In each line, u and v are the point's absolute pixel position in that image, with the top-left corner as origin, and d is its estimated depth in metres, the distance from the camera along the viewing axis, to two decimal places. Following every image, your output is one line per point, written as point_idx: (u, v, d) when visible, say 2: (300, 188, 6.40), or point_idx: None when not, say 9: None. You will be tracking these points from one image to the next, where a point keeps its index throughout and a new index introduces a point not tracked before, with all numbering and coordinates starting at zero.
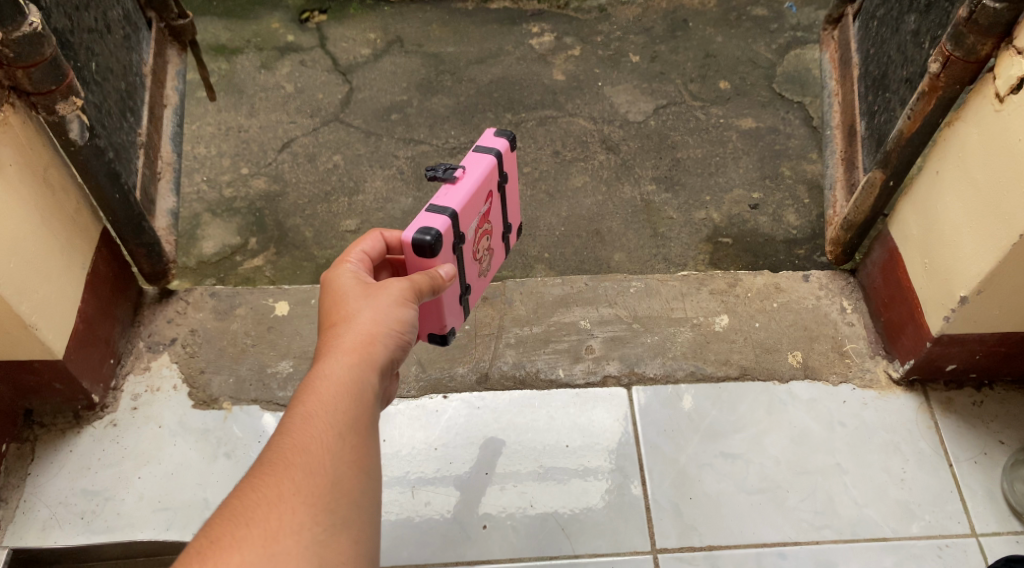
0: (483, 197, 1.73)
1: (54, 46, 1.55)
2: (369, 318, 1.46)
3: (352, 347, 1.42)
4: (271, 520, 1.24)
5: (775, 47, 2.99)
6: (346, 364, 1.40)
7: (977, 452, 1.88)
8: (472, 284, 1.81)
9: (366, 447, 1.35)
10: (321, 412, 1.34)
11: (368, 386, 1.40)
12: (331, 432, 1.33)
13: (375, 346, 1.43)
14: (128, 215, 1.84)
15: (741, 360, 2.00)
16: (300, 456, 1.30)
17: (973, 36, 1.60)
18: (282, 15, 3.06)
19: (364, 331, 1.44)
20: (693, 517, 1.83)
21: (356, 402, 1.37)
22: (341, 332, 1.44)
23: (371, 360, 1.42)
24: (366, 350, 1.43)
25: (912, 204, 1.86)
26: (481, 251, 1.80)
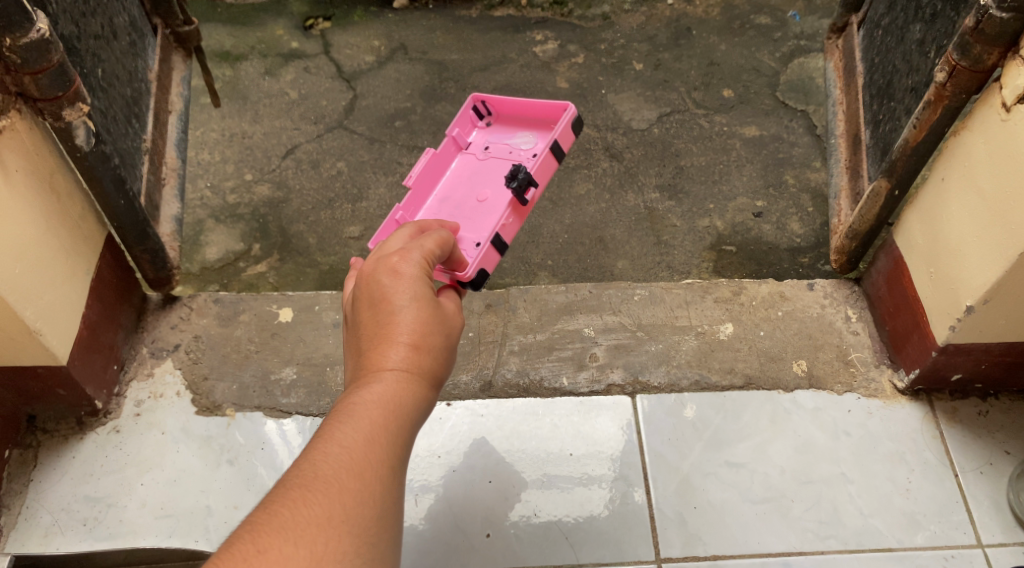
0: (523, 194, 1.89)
1: (61, 52, 1.55)
2: (432, 342, 1.45)
3: (414, 373, 1.41)
4: (317, 542, 1.21)
5: (779, 56, 3.00)
6: (405, 390, 1.39)
7: (982, 463, 1.88)
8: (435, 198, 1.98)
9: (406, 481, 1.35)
10: (377, 438, 1.33)
11: (417, 415, 1.40)
12: (384, 461, 1.32)
13: (430, 377, 1.44)
14: (133, 221, 1.84)
15: (746, 368, 2.00)
16: (353, 481, 1.27)
17: (979, 45, 1.60)
18: (286, 21, 3.06)
19: (421, 350, 1.43)
20: (697, 527, 1.82)
21: (404, 431, 1.36)
22: (404, 350, 1.42)
23: (425, 390, 1.42)
24: (424, 380, 1.42)
25: (917, 213, 1.86)
26: None
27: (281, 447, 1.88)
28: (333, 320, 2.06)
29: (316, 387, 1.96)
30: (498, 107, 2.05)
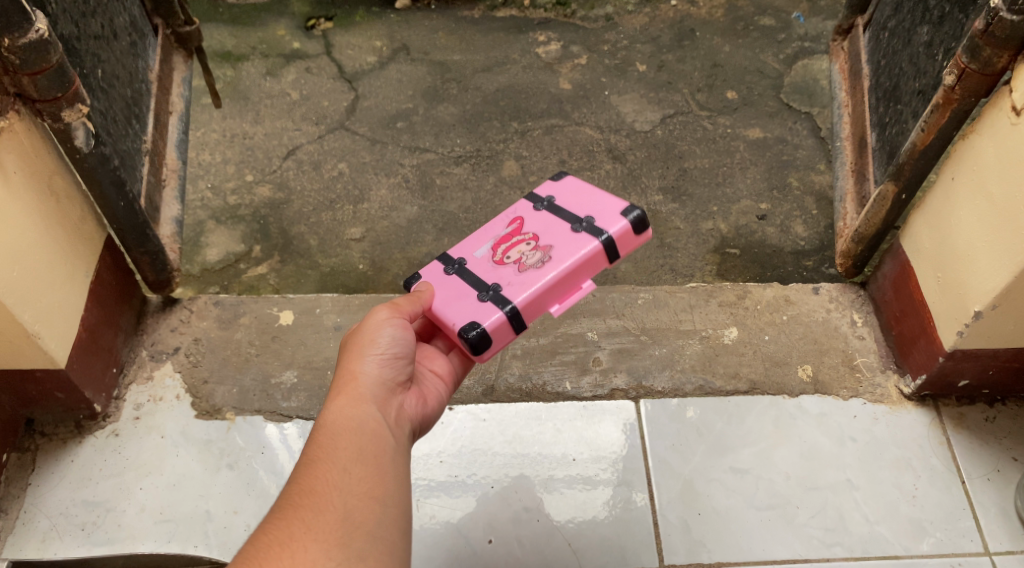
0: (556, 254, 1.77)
1: (60, 52, 1.53)
2: (367, 363, 1.53)
3: (344, 390, 1.49)
4: (287, 559, 1.23)
5: (783, 57, 2.98)
6: (346, 406, 1.46)
7: (990, 469, 1.86)
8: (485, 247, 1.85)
9: (375, 476, 1.37)
10: (323, 452, 1.38)
11: (368, 419, 1.45)
12: (336, 468, 1.36)
13: (364, 382, 1.51)
14: (133, 223, 1.82)
15: (750, 373, 1.98)
16: (309, 496, 1.31)
17: (989, 48, 1.58)
18: (287, 22, 3.04)
19: (351, 373, 1.52)
20: (701, 533, 1.81)
21: (352, 436, 1.41)
22: (340, 383, 1.52)
23: (362, 395, 1.49)
24: (357, 388, 1.49)
25: (924, 216, 1.84)
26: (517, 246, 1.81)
27: (282, 451, 1.87)
28: (334, 323, 2.04)
29: (317, 390, 1.94)
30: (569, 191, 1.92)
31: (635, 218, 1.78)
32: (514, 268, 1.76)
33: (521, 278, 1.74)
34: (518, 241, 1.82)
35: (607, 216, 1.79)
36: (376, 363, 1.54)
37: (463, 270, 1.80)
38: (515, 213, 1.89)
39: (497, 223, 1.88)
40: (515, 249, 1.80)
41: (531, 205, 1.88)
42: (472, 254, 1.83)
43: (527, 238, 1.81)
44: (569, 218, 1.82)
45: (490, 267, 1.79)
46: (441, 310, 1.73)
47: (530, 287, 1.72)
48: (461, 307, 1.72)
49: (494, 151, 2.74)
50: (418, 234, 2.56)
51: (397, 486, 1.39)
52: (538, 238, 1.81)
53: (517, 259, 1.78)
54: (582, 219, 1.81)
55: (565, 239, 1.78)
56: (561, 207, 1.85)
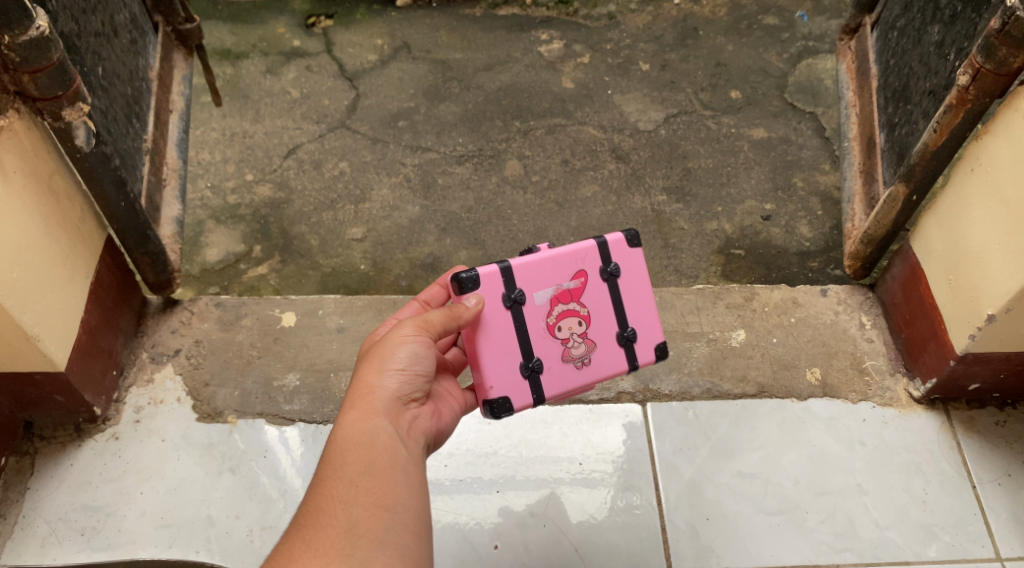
0: (587, 341, 1.72)
1: (61, 50, 1.50)
2: (385, 376, 1.51)
3: (356, 402, 1.49)
4: None
5: (787, 56, 2.96)
6: (358, 421, 1.46)
7: (1001, 474, 1.85)
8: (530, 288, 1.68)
9: (384, 485, 1.40)
10: (329, 473, 1.40)
11: (379, 435, 1.45)
12: (343, 483, 1.39)
13: (377, 396, 1.50)
14: (133, 223, 1.79)
15: (759, 376, 1.96)
16: (312, 514, 1.35)
17: (1005, 48, 1.57)
18: (287, 19, 3.01)
19: (364, 384, 1.51)
20: (710, 539, 1.79)
21: (362, 449, 1.43)
22: (354, 393, 1.51)
23: (375, 408, 1.48)
24: (369, 401, 1.49)
25: (936, 219, 1.82)
26: (562, 326, 1.70)
27: (284, 455, 1.84)
28: (337, 324, 2.01)
29: (320, 393, 1.92)
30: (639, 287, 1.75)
31: (657, 348, 1.77)
32: (560, 350, 1.70)
33: (560, 369, 1.70)
34: (575, 311, 1.71)
35: (646, 331, 1.76)
36: (393, 375, 1.52)
37: (520, 312, 1.67)
38: (582, 263, 1.72)
39: (566, 262, 1.70)
40: (567, 320, 1.70)
41: (600, 265, 1.73)
42: (533, 293, 1.68)
43: (581, 314, 1.71)
44: (620, 316, 1.74)
45: (542, 330, 1.68)
46: (483, 362, 1.65)
47: (563, 387, 1.70)
48: (505, 373, 1.66)
49: (497, 151, 2.71)
50: (420, 235, 2.53)
51: (408, 495, 1.41)
52: (592, 321, 1.72)
53: (566, 340, 1.70)
54: (631, 329, 1.75)
55: (610, 347, 1.73)
56: (624, 291, 1.74)
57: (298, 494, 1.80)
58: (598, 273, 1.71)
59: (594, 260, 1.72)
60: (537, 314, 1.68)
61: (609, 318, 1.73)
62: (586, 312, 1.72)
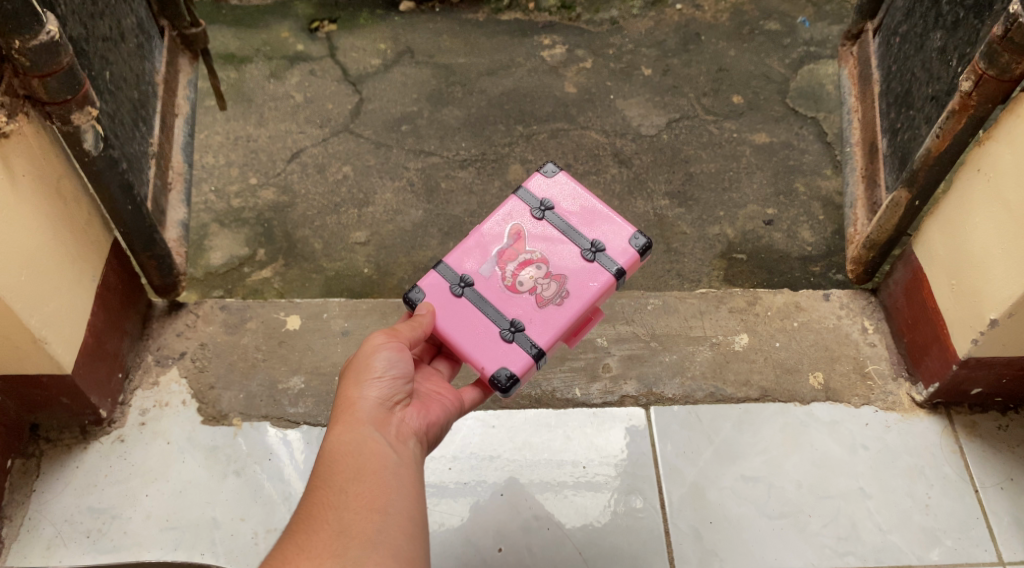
0: (556, 278, 1.80)
1: (71, 55, 1.51)
2: (365, 389, 1.54)
3: (340, 416, 1.51)
4: None
5: (789, 62, 2.97)
6: (342, 432, 1.48)
7: (1003, 478, 1.85)
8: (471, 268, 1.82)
9: (374, 488, 1.40)
10: (319, 482, 1.40)
11: (365, 443, 1.46)
12: (333, 490, 1.39)
13: (360, 407, 1.52)
14: (140, 227, 1.80)
15: (762, 381, 1.97)
16: (305, 519, 1.34)
17: (1008, 55, 1.57)
18: (291, 24, 3.02)
19: (346, 399, 1.54)
20: (713, 543, 1.80)
21: (349, 458, 1.44)
22: (339, 411, 1.53)
23: (358, 418, 1.50)
24: (353, 412, 1.51)
25: (939, 224, 1.83)
26: (526, 281, 1.80)
27: (288, 458, 1.85)
28: (342, 328, 2.02)
29: (324, 396, 1.92)
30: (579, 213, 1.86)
31: (633, 244, 1.83)
32: (532, 300, 1.78)
33: (539, 310, 1.77)
34: (527, 261, 1.81)
35: (611, 238, 1.83)
36: (375, 386, 1.55)
37: (472, 291, 1.79)
38: (512, 221, 1.86)
39: (489, 234, 1.85)
40: (524, 271, 1.80)
41: (530, 211, 1.87)
42: (477, 270, 1.82)
43: (535, 260, 1.82)
44: (578, 241, 1.83)
45: (503, 293, 1.79)
46: (465, 349, 1.74)
47: (553, 329, 1.76)
48: (490, 347, 1.74)
49: (499, 155, 2.72)
50: (423, 238, 2.54)
51: (400, 498, 1.41)
52: (549, 261, 1.82)
53: (533, 288, 1.79)
54: (592, 242, 1.83)
55: (581, 269, 1.81)
56: (565, 223, 1.85)
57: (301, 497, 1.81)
58: (529, 219, 1.85)
59: (522, 211, 1.87)
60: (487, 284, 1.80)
61: (565, 248, 1.83)
62: (541, 259, 1.82)
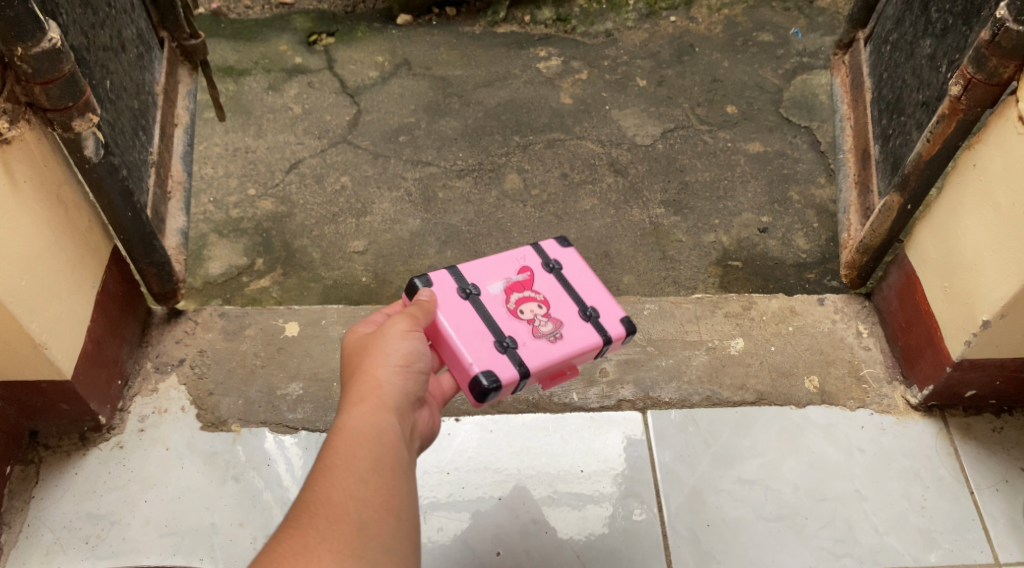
0: (513, 269, 1.88)
1: (72, 62, 1.53)
2: (388, 373, 1.53)
3: (365, 397, 1.47)
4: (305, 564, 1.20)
5: (782, 72, 3.00)
6: (367, 413, 1.44)
7: (998, 480, 1.87)
8: (522, 342, 1.77)
9: (393, 488, 1.35)
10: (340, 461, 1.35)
11: (390, 430, 1.42)
12: (354, 477, 1.33)
13: (386, 393, 1.49)
14: (140, 234, 1.81)
15: (758, 384, 1.98)
16: (323, 503, 1.28)
17: (995, 59, 1.60)
18: (289, 37, 3.06)
19: (377, 382, 1.50)
20: (711, 545, 1.80)
21: (379, 447, 1.39)
22: (363, 388, 1.50)
23: (384, 403, 1.47)
24: (379, 397, 1.47)
25: (930, 227, 1.85)
26: (530, 312, 1.82)
27: (287, 463, 1.86)
28: (339, 334, 2.03)
29: (323, 402, 1.94)
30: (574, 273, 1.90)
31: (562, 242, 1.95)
32: (528, 329, 1.79)
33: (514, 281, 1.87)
34: (531, 296, 1.84)
35: (598, 300, 1.87)
36: (400, 376, 1.54)
37: (481, 305, 1.80)
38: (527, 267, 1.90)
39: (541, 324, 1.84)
40: (526, 305, 1.83)
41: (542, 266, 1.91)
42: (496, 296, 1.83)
43: (538, 299, 1.85)
44: (576, 297, 1.87)
45: (503, 313, 1.80)
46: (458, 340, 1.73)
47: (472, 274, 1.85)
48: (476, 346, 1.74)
49: (496, 165, 2.74)
50: (421, 247, 2.56)
51: (411, 504, 1.35)
52: (550, 305, 1.85)
53: (531, 320, 1.81)
54: (552, 259, 1.91)
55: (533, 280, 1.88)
56: (573, 282, 1.89)
57: None
58: (540, 268, 1.89)
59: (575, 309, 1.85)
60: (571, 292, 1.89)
61: (572, 301, 1.86)
62: (547, 301, 1.85)
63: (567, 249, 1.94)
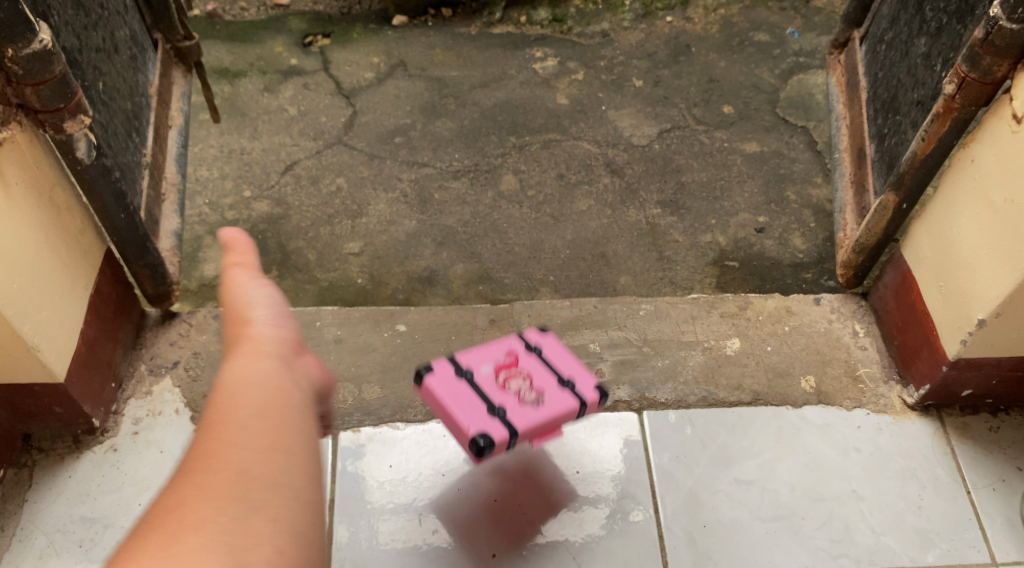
0: (500, 353, 1.82)
1: (63, 63, 1.52)
2: (254, 312, 1.32)
3: (240, 347, 1.27)
4: (175, 527, 1.02)
5: (778, 72, 3.00)
6: (242, 362, 1.24)
7: (995, 479, 1.86)
8: (511, 406, 1.71)
9: (280, 425, 1.16)
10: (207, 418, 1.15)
11: (272, 374, 1.23)
12: (225, 428, 1.13)
13: (261, 339, 1.28)
14: (133, 236, 1.81)
15: (754, 385, 1.98)
16: (196, 461, 1.09)
17: (989, 57, 1.59)
18: (285, 39, 3.05)
19: (244, 326, 1.31)
20: (707, 546, 1.79)
21: (256, 395, 1.18)
22: (229, 343, 1.30)
23: (259, 347, 1.27)
24: (250, 343, 1.28)
25: (926, 227, 1.85)
26: (521, 389, 1.75)
27: None
28: (334, 336, 2.03)
29: None
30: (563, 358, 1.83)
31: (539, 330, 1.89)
32: (517, 398, 1.73)
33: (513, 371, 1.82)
34: (519, 374, 1.78)
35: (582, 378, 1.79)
36: (268, 315, 1.33)
37: (469, 381, 1.75)
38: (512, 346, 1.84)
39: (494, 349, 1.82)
40: (514, 382, 1.76)
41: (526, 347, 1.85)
42: (483, 369, 1.78)
43: (524, 376, 1.78)
44: (558, 373, 1.79)
45: (495, 390, 1.74)
46: (451, 410, 1.70)
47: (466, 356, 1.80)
48: (469, 412, 1.70)
49: (492, 166, 2.74)
50: (417, 248, 2.55)
51: (304, 438, 1.16)
52: (536, 381, 1.78)
53: (518, 392, 1.74)
54: (534, 344, 1.85)
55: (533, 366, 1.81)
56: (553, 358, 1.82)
57: None
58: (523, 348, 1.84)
59: (555, 381, 1.78)
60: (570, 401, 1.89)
61: (560, 371, 1.80)
62: (534, 379, 1.78)
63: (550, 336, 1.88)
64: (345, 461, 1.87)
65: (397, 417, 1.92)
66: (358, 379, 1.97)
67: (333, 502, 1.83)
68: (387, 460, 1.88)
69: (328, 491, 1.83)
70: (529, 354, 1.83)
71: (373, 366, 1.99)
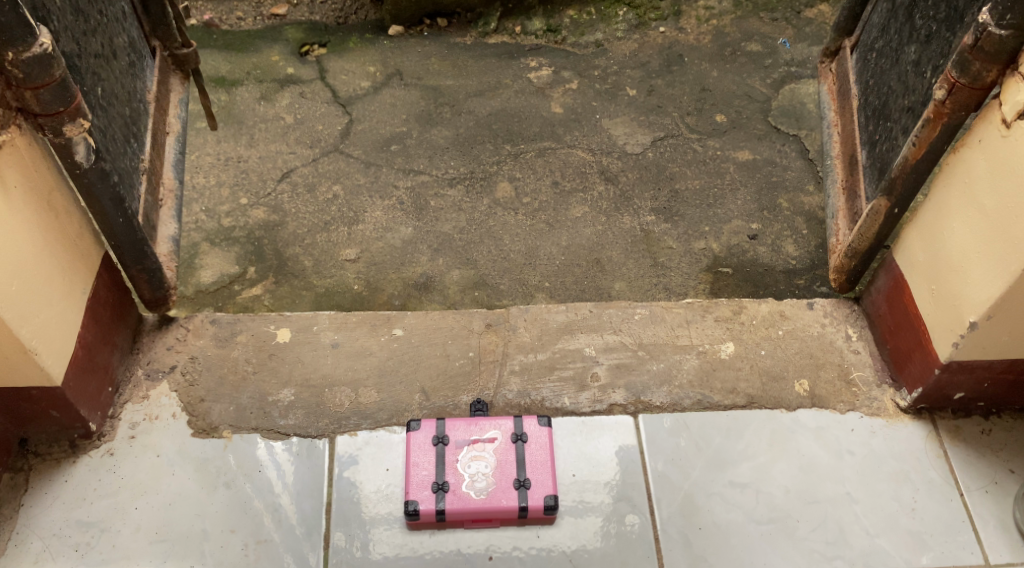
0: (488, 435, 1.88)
1: (64, 67, 1.53)
2: None
3: None
4: None
5: (770, 81, 3.03)
6: None
7: (987, 481, 1.88)
8: (455, 489, 1.81)
9: None
10: None
11: None
12: None
13: None
14: (130, 241, 1.81)
15: (748, 388, 1.99)
16: None
17: (978, 63, 1.61)
18: (281, 48, 3.08)
19: None
20: (702, 548, 1.81)
21: None
22: None
23: None
24: None
25: (918, 232, 1.87)
26: (477, 474, 1.84)
27: (277, 470, 1.86)
28: (332, 340, 2.03)
29: (314, 408, 1.94)
30: (540, 447, 1.87)
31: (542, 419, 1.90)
32: (466, 481, 1.82)
33: (465, 497, 1.81)
34: (485, 461, 1.85)
35: (544, 484, 1.83)
36: None
37: (440, 457, 1.85)
38: (504, 430, 1.89)
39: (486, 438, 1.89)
40: (476, 468, 1.84)
41: (518, 433, 1.88)
42: (459, 450, 1.86)
43: (490, 461, 1.85)
44: (527, 472, 1.84)
45: (455, 468, 1.84)
46: (409, 473, 1.84)
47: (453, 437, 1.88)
48: (420, 479, 1.83)
49: (488, 173, 2.76)
50: (413, 255, 2.56)
51: None
52: (499, 467, 1.85)
53: (473, 477, 1.83)
54: (525, 432, 1.89)
55: (509, 449, 1.87)
56: (531, 456, 1.86)
57: (290, 511, 1.82)
58: (514, 432, 1.88)
59: (518, 479, 1.83)
60: (541, 445, 1.88)
61: (524, 471, 1.84)
62: (500, 465, 1.85)
63: (545, 430, 1.89)
64: (341, 467, 1.87)
65: (394, 422, 1.93)
66: (355, 383, 1.97)
67: (330, 506, 1.83)
68: (383, 463, 1.88)
69: (325, 494, 1.84)
70: (515, 437, 1.88)
71: (369, 369, 1.99)
